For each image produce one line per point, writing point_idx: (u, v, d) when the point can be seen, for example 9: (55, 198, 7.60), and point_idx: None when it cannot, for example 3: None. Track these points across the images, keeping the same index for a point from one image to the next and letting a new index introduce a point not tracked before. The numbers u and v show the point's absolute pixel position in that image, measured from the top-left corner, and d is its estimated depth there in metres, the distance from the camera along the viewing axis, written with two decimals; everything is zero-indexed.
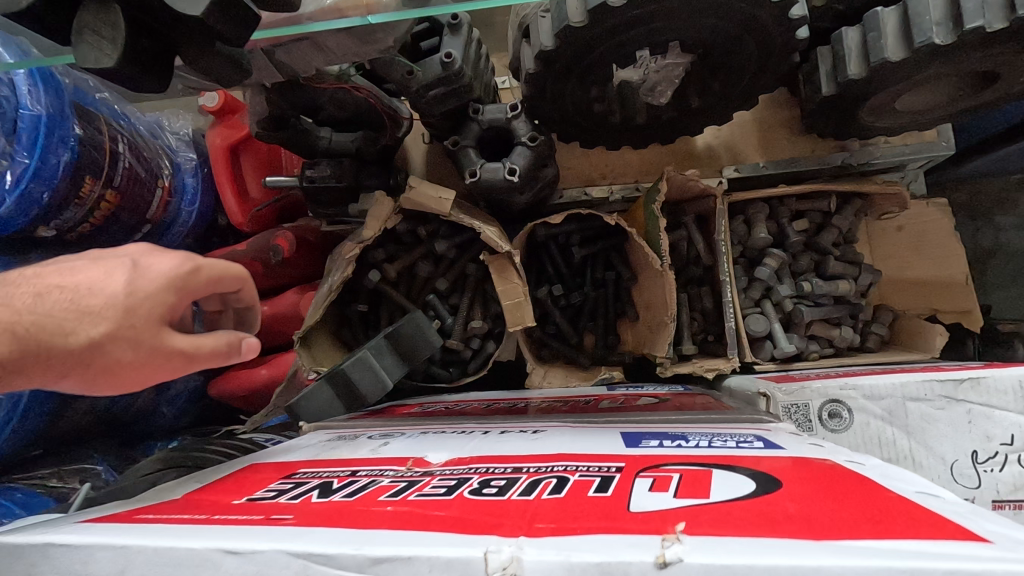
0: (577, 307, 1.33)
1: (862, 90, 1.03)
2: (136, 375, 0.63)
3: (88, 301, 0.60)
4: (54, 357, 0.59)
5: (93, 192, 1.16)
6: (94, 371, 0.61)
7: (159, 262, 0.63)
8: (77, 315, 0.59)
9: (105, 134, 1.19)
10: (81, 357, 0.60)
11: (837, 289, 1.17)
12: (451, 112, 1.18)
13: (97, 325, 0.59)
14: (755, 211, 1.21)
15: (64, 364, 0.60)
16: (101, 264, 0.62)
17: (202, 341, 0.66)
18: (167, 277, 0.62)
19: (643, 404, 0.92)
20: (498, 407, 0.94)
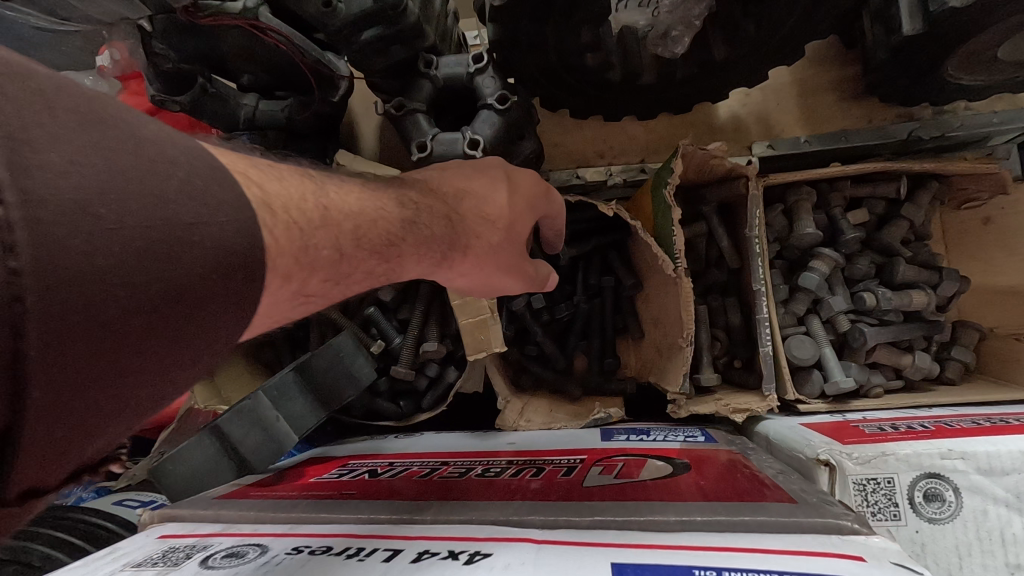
0: (565, 322, 1.04)
1: (966, 23, 0.72)
2: (504, 273, 0.69)
3: (484, 200, 0.65)
4: (473, 249, 0.63)
5: None
6: (486, 266, 0.66)
7: (523, 178, 0.71)
8: (492, 214, 0.65)
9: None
10: (481, 254, 0.64)
11: (909, 302, 0.88)
12: (397, 67, 0.88)
13: (491, 231, 0.64)
14: (798, 198, 0.92)
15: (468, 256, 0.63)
16: (468, 171, 0.67)
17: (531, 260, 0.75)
18: (534, 189, 0.71)
19: (650, 478, 0.63)
20: (439, 479, 0.66)
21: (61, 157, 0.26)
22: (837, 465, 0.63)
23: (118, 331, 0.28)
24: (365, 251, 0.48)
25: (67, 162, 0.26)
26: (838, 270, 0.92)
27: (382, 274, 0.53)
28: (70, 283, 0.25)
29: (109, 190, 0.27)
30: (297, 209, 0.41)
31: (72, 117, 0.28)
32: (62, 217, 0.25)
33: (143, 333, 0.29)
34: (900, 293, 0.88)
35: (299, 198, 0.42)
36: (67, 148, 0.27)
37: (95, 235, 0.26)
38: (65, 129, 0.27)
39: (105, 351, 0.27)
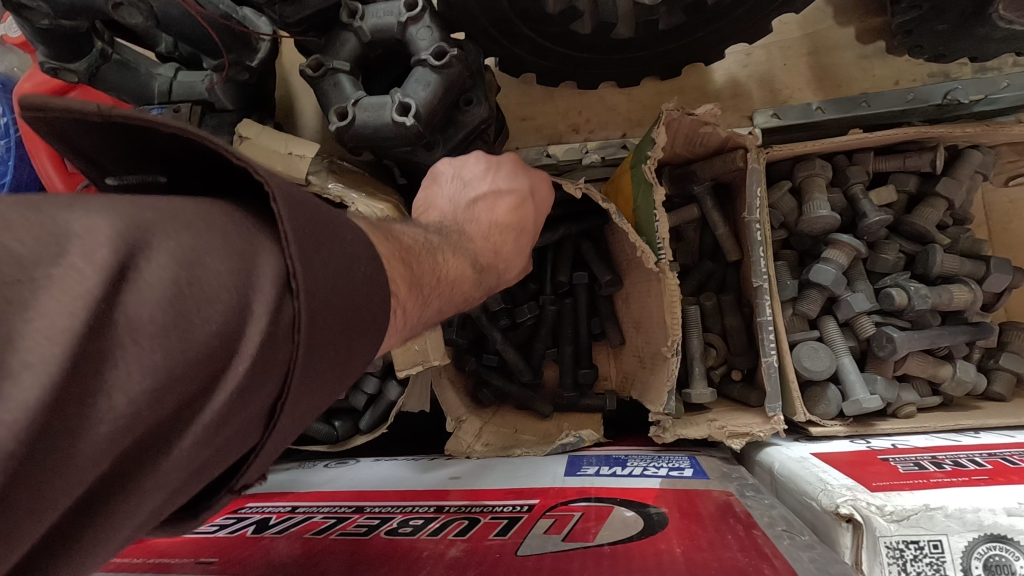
0: (532, 327, 0.89)
1: None
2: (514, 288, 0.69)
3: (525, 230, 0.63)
4: (501, 281, 0.63)
5: None
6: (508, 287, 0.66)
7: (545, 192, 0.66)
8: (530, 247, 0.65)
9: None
10: (506, 280, 0.64)
11: (948, 299, 0.71)
12: (316, 17, 0.72)
13: (520, 262, 0.63)
14: (808, 174, 0.76)
15: (499, 286, 0.63)
16: (492, 185, 0.61)
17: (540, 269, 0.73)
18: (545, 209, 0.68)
19: (612, 541, 0.47)
20: (337, 540, 0.50)
21: (338, 262, 0.30)
22: (863, 522, 0.47)
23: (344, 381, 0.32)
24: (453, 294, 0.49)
25: (337, 252, 0.30)
26: (859, 260, 0.76)
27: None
28: (333, 350, 0.29)
29: (354, 284, 0.31)
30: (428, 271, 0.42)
31: (325, 228, 0.30)
32: (336, 321, 0.29)
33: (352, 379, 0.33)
34: (937, 289, 0.71)
35: (429, 265, 0.43)
36: (336, 254, 0.30)
37: (353, 325, 0.30)
38: (328, 230, 0.31)
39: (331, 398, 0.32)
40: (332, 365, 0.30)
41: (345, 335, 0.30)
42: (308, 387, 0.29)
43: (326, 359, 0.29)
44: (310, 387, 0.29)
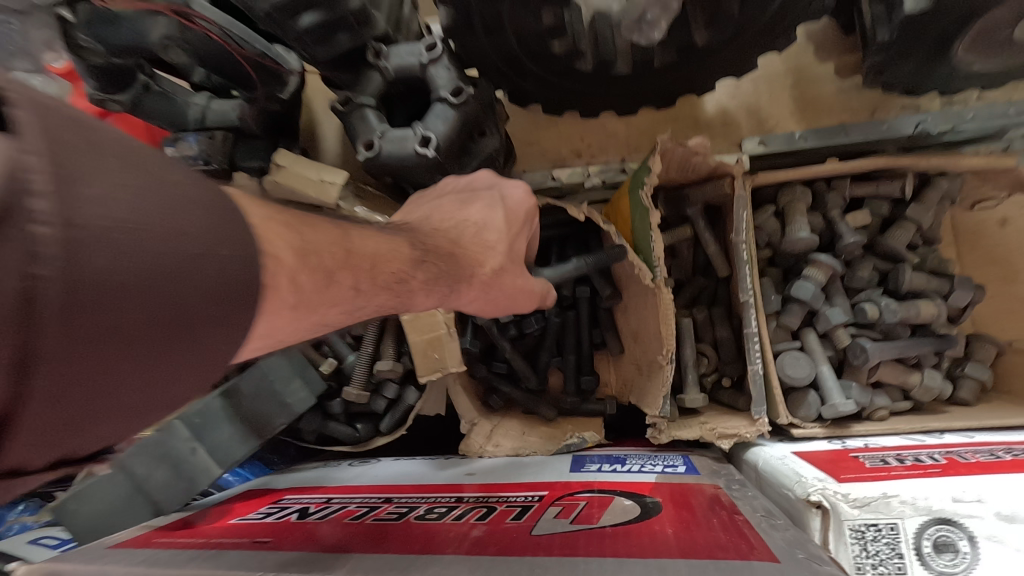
0: (538, 337, 0.96)
1: None
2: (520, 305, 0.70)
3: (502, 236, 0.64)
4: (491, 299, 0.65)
5: None
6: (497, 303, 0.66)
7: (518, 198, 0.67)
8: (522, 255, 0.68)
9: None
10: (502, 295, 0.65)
11: (915, 314, 0.78)
12: (344, 56, 0.80)
13: (497, 256, 0.62)
14: (790, 199, 0.83)
15: (479, 296, 0.64)
16: (483, 206, 0.64)
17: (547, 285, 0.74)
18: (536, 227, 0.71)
19: (612, 524, 0.54)
20: (371, 524, 0.57)
21: (101, 185, 0.25)
22: (830, 508, 0.54)
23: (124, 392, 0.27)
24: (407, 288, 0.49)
25: (120, 220, 0.25)
26: (836, 277, 0.83)
27: (391, 306, 0.50)
28: (103, 282, 0.24)
29: (128, 212, 0.26)
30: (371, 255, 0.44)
31: (92, 146, 0.26)
32: (95, 243, 0.24)
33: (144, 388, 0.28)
34: (905, 304, 0.79)
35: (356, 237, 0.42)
36: (103, 178, 0.25)
37: (126, 255, 0.25)
38: (118, 186, 0.26)
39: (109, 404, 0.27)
40: (100, 299, 0.24)
41: (117, 266, 0.25)
42: (62, 320, 0.23)
43: (88, 293, 0.24)
44: (66, 321, 0.23)
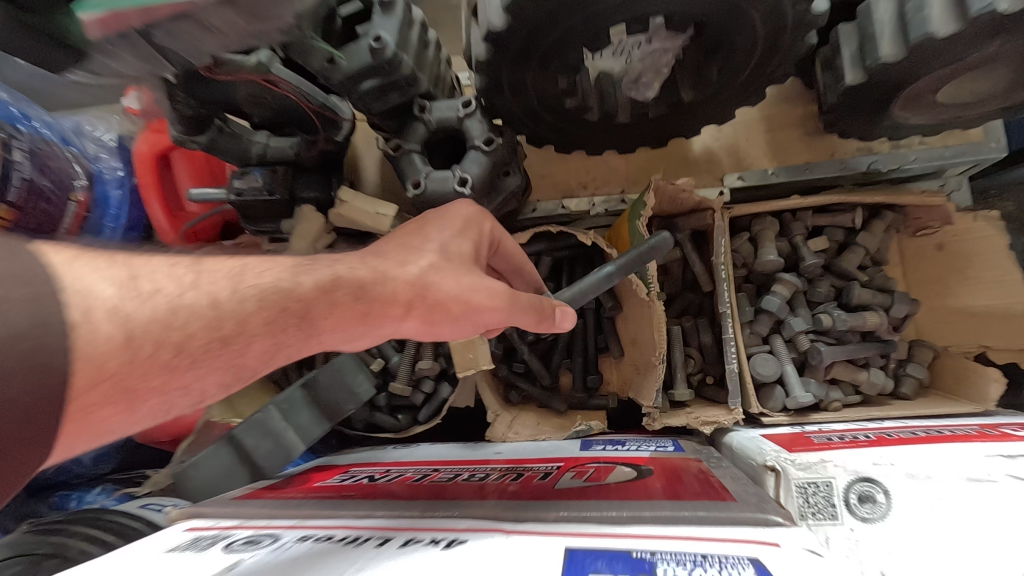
0: (551, 342, 1.13)
1: (902, 70, 0.80)
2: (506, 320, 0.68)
3: (447, 255, 0.66)
4: (456, 314, 0.64)
5: None
6: (466, 324, 0.65)
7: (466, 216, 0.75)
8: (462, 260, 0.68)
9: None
10: (465, 308, 0.64)
11: (864, 323, 0.95)
12: (393, 110, 0.97)
13: (415, 254, 0.63)
14: (762, 227, 1.00)
15: (429, 316, 0.62)
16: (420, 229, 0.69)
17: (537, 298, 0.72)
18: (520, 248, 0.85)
19: (616, 482, 0.71)
20: (429, 484, 0.74)
21: None
22: (782, 470, 0.72)
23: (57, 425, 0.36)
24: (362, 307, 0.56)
25: None
26: (800, 293, 1.00)
27: (327, 319, 0.53)
28: None
29: None
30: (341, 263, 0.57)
31: None
32: None
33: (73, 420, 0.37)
34: (855, 315, 0.96)
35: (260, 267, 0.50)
36: None
37: None
38: None
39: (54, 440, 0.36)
40: None
41: None
42: None
43: None
44: None
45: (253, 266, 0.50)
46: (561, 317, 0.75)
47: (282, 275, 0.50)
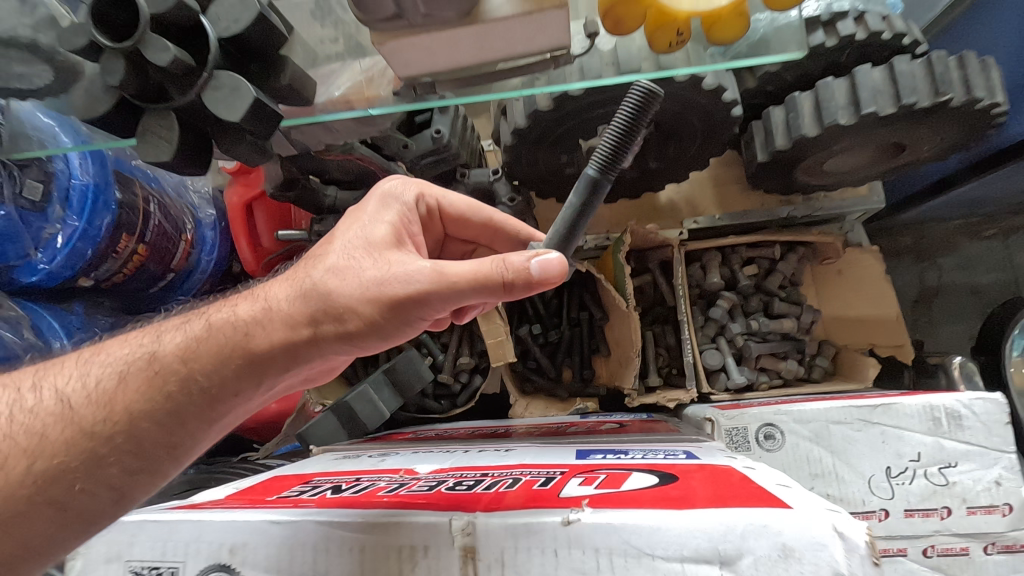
0: (555, 345, 1.47)
1: (793, 156, 1.17)
2: (465, 296, 0.67)
3: (351, 258, 0.69)
4: (384, 312, 0.66)
5: (128, 247, 1.31)
6: (395, 317, 0.67)
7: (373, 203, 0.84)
8: (364, 247, 0.71)
9: (140, 199, 1.34)
10: (386, 301, 0.66)
11: (782, 326, 1.33)
12: (440, 175, 1.34)
13: (318, 262, 0.69)
14: (709, 258, 1.38)
15: (344, 328, 0.66)
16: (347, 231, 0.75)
17: (497, 264, 0.67)
18: (474, 204, 0.98)
19: (607, 429, 1.06)
20: (482, 433, 1.08)
21: None
22: (716, 420, 1.09)
23: (151, 436, 0.63)
24: (280, 329, 0.65)
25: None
26: (737, 305, 1.37)
27: (248, 343, 0.65)
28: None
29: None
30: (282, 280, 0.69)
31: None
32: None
33: (163, 432, 0.63)
34: (776, 320, 1.33)
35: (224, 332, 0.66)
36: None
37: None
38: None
39: (154, 445, 0.63)
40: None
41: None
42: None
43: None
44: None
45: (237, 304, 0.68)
46: (540, 268, 0.67)
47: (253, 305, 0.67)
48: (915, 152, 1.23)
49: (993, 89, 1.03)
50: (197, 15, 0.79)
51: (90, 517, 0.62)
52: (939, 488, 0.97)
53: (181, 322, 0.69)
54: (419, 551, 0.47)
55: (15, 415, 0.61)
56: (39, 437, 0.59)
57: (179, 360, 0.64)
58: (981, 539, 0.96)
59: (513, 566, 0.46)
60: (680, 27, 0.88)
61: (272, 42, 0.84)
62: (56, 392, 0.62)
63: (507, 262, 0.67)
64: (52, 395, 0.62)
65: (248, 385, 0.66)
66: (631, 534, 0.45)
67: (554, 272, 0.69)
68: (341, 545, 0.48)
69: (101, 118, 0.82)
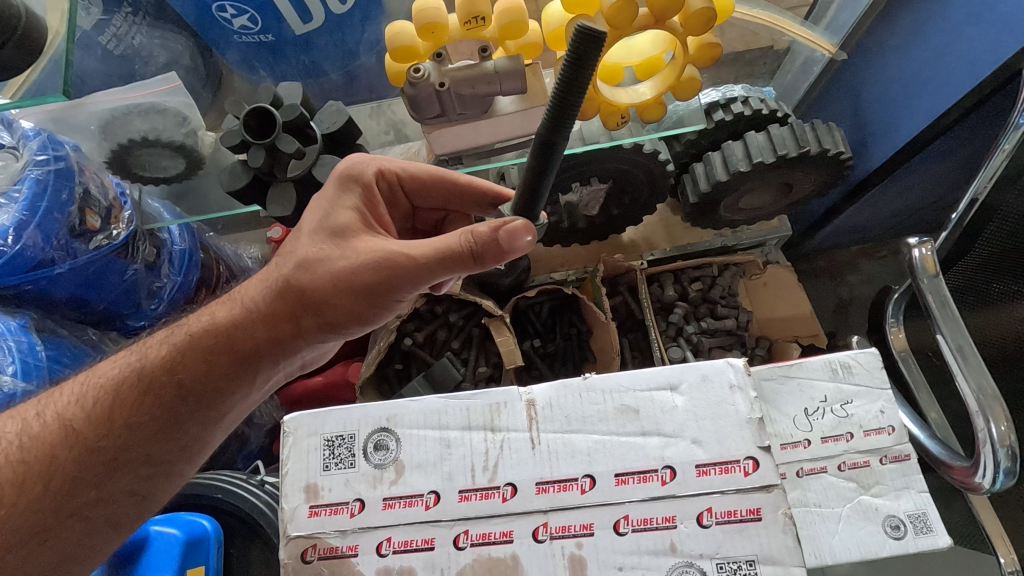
0: (552, 356, 1.81)
1: (715, 197, 1.62)
2: (442, 264, 0.90)
3: (322, 249, 0.94)
4: (359, 293, 0.92)
5: (203, 299, 1.62)
6: (370, 295, 0.92)
7: (330, 188, 1.03)
8: (332, 231, 0.96)
9: (214, 261, 1.68)
10: (355, 286, 0.91)
11: (725, 325, 1.73)
12: None
13: (295, 256, 0.94)
14: (664, 278, 1.80)
15: (323, 317, 0.93)
16: (317, 222, 0.98)
17: (464, 239, 0.89)
18: (433, 170, 1.14)
19: None
20: None
21: None
22: None
23: (153, 439, 0.86)
24: (256, 331, 0.91)
25: None
26: (690, 312, 1.78)
27: (246, 337, 0.91)
28: None
29: None
30: (277, 262, 0.95)
31: None
32: None
33: (164, 435, 0.87)
34: (720, 320, 1.74)
35: (191, 350, 0.90)
36: None
37: None
38: None
39: (153, 448, 0.86)
40: None
41: None
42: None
43: None
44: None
45: (231, 309, 0.93)
46: (499, 237, 0.88)
47: (238, 307, 0.93)
48: (802, 188, 1.69)
49: (837, 143, 1.52)
50: (308, 120, 1.20)
51: (110, 513, 0.83)
52: (842, 419, 1.33)
53: (158, 341, 0.91)
54: (501, 408, 0.81)
55: (25, 442, 0.80)
56: (50, 459, 0.79)
57: (163, 374, 0.87)
58: (877, 453, 1.31)
59: (558, 405, 0.80)
60: (621, 113, 1.31)
61: (354, 134, 1.26)
62: (59, 418, 0.82)
63: (473, 235, 0.88)
64: (45, 423, 0.82)
65: (229, 382, 0.91)
66: (621, 379, 0.81)
67: (517, 242, 0.89)
68: (457, 408, 0.82)
69: (240, 188, 1.20)
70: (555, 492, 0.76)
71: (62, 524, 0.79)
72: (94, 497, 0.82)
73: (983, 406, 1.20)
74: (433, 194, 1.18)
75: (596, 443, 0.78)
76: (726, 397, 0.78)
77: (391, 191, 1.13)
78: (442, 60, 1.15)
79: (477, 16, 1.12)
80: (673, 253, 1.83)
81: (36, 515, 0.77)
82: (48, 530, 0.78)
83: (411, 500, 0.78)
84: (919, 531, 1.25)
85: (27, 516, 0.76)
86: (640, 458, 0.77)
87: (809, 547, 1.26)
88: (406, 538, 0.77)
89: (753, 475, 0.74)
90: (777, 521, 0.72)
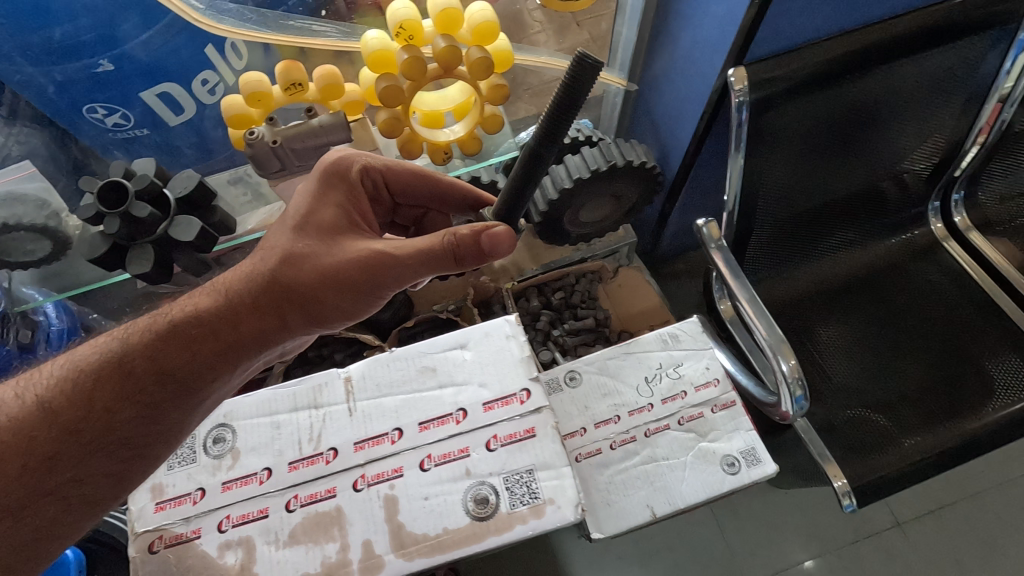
0: None
1: (554, 215, 1.85)
2: (427, 262, 1.05)
3: (311, 249, 1.05)
4: (350, 284, 1.04)
5: None
6: (355, 290, 1.05)
7: (310, 185, 1.15)
8: (324, 224, 1.09)
9: None
10: (342, 280, 1.04)
11: (587, 324, 1.97)
12: None
13: (279, 250, 1.04)
14: (529, 292, 2.06)
15: (307, 306, 1.03)
16: (293, 223, 1.08)
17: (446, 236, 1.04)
18: (416, 170, 1.29)
19: None
20: None
21: None
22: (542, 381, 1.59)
23: (135, 424, 0.91)
24: (240, 322, 0.98)
25: None
26: (556, 318, 2.01)
27: (225, 325, 0.97)
28: None
29: None
30: (264, 256, 1.04)
31: None
32: None
33: (145, 419, 0.92)
34: (582, 321, 1.97)
35: (175, 335, 0.94)
36: None
37: None
38: None
39: (130, 430, 0.91)
40: None
41: None
42: None
43: None
44: None
45: (210, 294, 1.00)
46: (473, 240, 1.04)
47: (218, 294, 1.00)
48: (630, 199, 1.92)
49: (641, 155, 1.79)
50: (160, 187, 1.35)
51: (87, 494, 0.88)
52: (676, 381, 1.53)
53: (141, 325, 0.95)
54: (323, 390, 1.08)
55: (6, 420, 0.83)
56: (31, 439, 0.83)
57: (146, 360, 0.92)
58: (708, 404, 1.51)
59: (372, 377, 1.10)
60: (444, 149, 1.55)
61: (207, 196, 1.42)
62: (40, 400, 0.85)
63: (456, 237, 1.03)
64: (22, 402, 0.85)
65: (211, 371, 0.97)
66: (418, 349, 1.11)
67: (492, 243, 1.06)
68: (287, 396, 1.08)
69: (100, 255, 1.31)
70: (370, 447, 1.03)
71: (38, 502, 0.82)
72: (70, 477, 0.85)
73: (774, 349, 1.43)
74: (417, 193, 1.34)
75: (398, 404, 1.07)
76: (504, 346, 1.12)
77: (384, 186, 1.28)
78: (274, 123, 1.35)
79: (296, 83, 1.33)
80: (536, 270, 2.05)
81: (17, 490, 0.81)
82: (27, 507, 0.82)
83: (247, 479, 1.01)
84: (750, 464, 1.44)
85: (10, 493, 0.80)
86: (436, 406, 1.07)
87: (662, 494, 1.42)
88: (244, 513, 0.99)
89: (527, 401, 1.07)
90: (545, 433, 1.04)
